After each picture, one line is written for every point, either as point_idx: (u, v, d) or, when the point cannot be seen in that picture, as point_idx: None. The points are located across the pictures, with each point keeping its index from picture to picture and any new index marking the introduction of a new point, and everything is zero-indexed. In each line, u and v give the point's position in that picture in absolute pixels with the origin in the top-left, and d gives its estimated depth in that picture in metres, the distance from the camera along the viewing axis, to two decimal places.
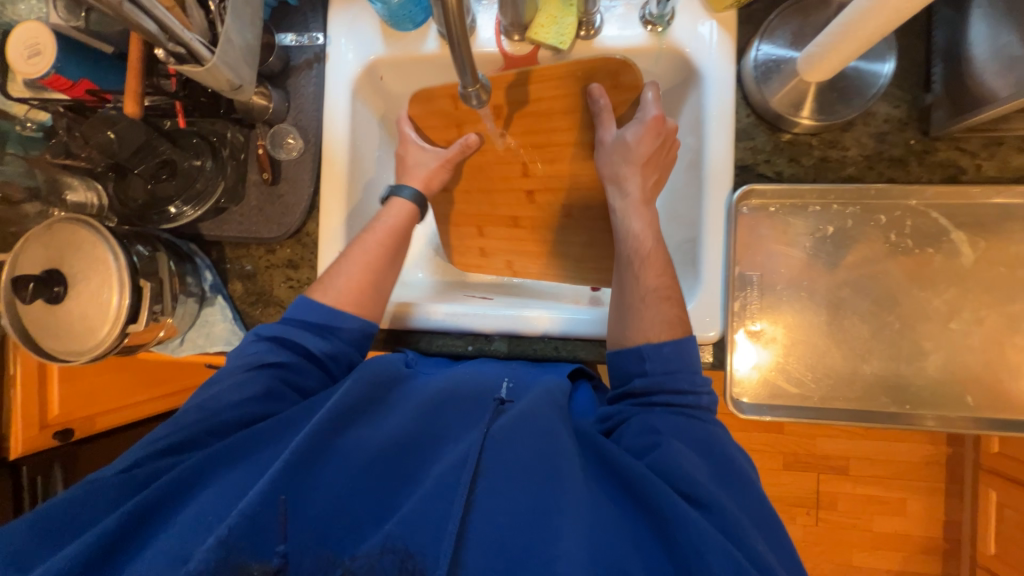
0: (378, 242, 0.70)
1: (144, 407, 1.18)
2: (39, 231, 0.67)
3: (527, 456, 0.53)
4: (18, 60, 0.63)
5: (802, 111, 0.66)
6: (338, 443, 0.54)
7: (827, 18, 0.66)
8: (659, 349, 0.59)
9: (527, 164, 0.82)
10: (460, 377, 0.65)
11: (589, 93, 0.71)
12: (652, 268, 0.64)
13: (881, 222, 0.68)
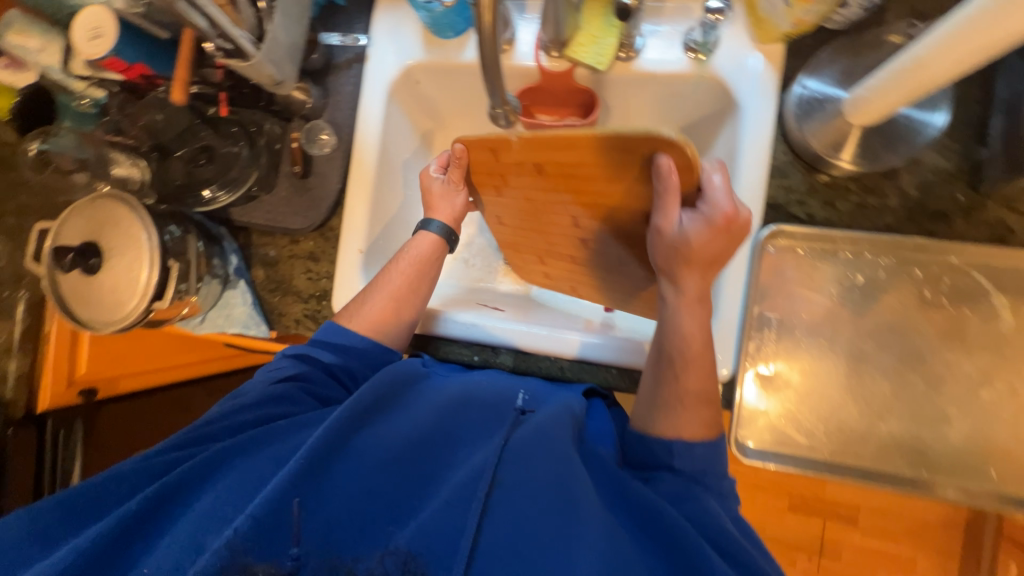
0: (405, 276, 0.72)
1: (164, 376, 1.21)
2: (84, 204, 0.71)
3: (544, 479, 0.53)
4: (81, 41, 0.67)
5: (842, 154, 0.64)
6: (354, 443, 0.55)
7: (881, 59, 0.63)
8: (690, 449, 0.58)
9: (576, 217, 0.72)
10: (479, 386, 0.65)
11: (657, 168, 0.56)
12: (695, 373, 0.60)
13: (916, 276, 0.64)
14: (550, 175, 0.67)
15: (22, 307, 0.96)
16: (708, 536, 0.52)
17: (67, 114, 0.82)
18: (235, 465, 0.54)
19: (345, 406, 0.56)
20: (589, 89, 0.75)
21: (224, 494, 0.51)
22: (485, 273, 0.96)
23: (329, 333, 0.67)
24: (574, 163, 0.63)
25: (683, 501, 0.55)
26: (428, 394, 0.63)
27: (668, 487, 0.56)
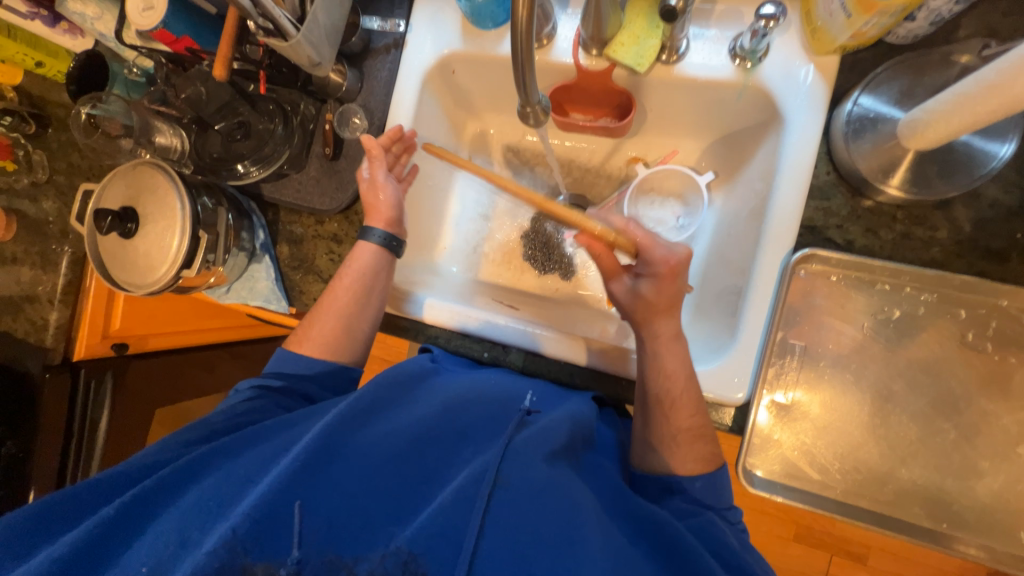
0: (346, 292, 0.73)
1: (191, 338, 1.30)
2: (127, 169, 0.74)
3: (541, 480, 0.53)
4: (134, 12, 0.69)
5: (892, 179, 0.59)
6: (355, 440, 0.56)
7: (946, 81, 0.58)
8: (690, 483, 0.61)
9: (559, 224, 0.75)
10: (481, 387, 0.66)
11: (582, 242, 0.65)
12: (683, 410, 0.62)
13: (959, 317, 0.60)
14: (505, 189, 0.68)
15: (65, 263, 1.02)
16: (711, 547, 0.55)
17: (115, 82, 0.88)
18: (240, 455, 0.57)
19: (347, 403, 0.58)
20: (626, 90, 0.74)
21: (227, 485, 0.53)
22: (503, 269, 0.96)
23: (282, 359, 0.72)
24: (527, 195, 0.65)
25: (692, 516, 0.58)
26: (429, 394, 0.64)
27: (679, 506, 0.59)
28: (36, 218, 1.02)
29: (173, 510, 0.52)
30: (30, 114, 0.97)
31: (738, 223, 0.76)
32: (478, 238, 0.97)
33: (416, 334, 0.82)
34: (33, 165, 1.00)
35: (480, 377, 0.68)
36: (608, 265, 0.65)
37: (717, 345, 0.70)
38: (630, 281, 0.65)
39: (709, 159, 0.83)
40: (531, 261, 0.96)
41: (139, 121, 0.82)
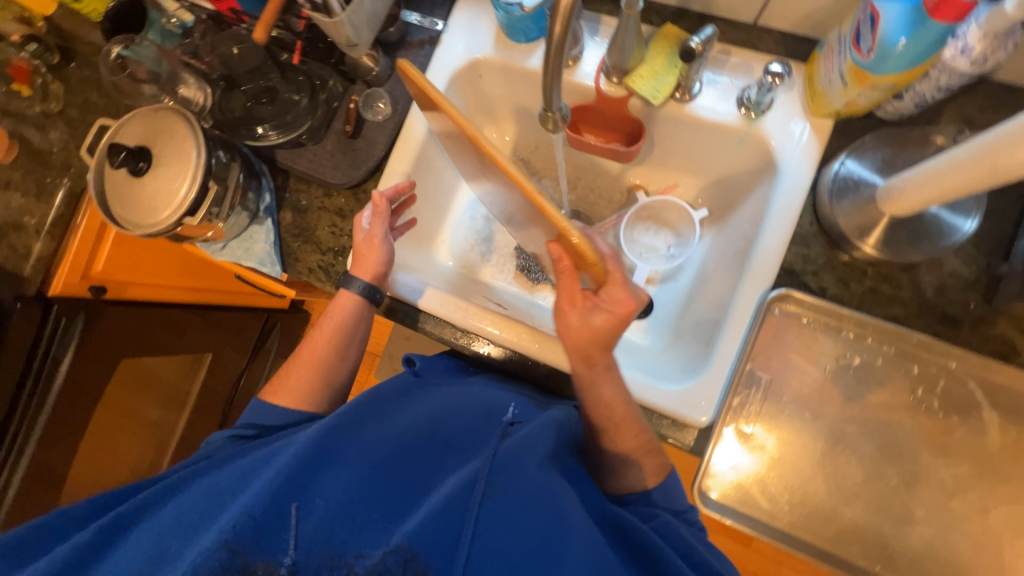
0: (329, 340, 0.78)
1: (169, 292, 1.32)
2: (148, 111, 0.74)
3: (529, 487, 0.55)
4: None
5: (868, 238, 0.65)
6: (347, 451, 0.57)
7: (924, 157, 0.64)
8: (647, 496, 0.65)
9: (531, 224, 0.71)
10: (467, 405, 0.69)
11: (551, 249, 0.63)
12: (629, 430, 0.66)
13: (912, 372, 0.65)
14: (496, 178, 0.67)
15: (62, 196, 1.01)
16: (676, 547, 0.57)
17: (151, 29, 0.86)
18: (235, 466, 0.60)
19: (336, 415, 0.61)
20: (639, 119, 0.79)
21: (223, 494, 0.55)
22: (496, 271, 1.00)
23: (257, 410, 0.74)
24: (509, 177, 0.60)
25: (653, 518, 0.61)
26: (419, 409, 0.67)
27: (640, 511, 0.63)
28: (40, 147, 1.02)
29: (166, 519, 0.54)
30: (55, 46, 1.00)
31: (723, 261, 0.81)
32: (477, 239, 1.01)
33: (403, 319, 0.85)
34: (49, 96, 1.01)
35: (466, 394, 0.72)
36: (570, 284, 0.64)
37: (690, 368, 0.73)
38: (586, 309, 0.63)
39: (704, 197, 0.89)
40: (521, 269, 1.00)
41: (161, 66, 0.87)
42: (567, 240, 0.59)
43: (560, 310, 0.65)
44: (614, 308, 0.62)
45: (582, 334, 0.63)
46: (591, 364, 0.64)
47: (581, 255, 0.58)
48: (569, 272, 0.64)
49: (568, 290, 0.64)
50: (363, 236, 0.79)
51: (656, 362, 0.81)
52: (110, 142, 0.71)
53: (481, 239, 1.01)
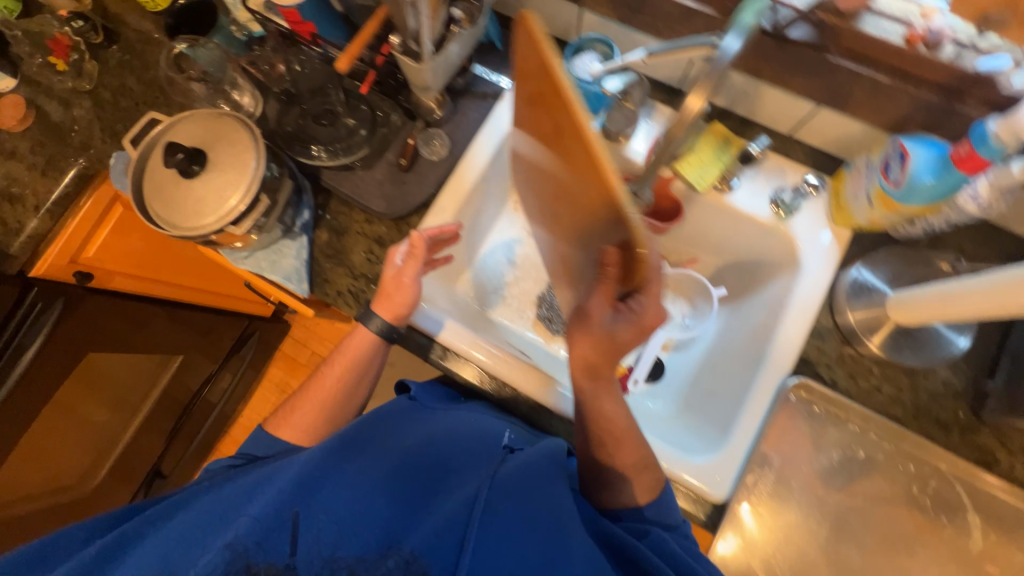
0: (337, 377, 0.81)
1: (154, 287, 1.25)
2: (208, 114, 0.72)
3: (529, 506, 0.57)
4: None
5: (874, 338, 0.73)
6: (350, 463, 0.59)
7: (929, 276, 0.72)
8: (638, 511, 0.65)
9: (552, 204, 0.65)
10: (466, 428, 0.72)
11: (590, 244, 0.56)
12: (636, 476, 0.66)
13: (908, 470, 0.70)
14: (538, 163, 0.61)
15: (71, 175, 0.95)
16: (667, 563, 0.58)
17: (218, 33, 0.88)
18: (236, 480, 0.61)
19: (339, 432, 0.64)
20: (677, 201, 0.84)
21: (224, 505, 0.56)
22: (516, 314, 1.02)
23: (255, 441, 0.77)
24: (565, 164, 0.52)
25: (644, 535, 0.61)
26: (423, 432, 0.69)
27: (633, 528, 0.63)
28: (58, 122, 0.96)
29: (162, 534, 0.55)
30: (101, 26, 0.97)
31: (736, 339, 0.87)
32: (502, 282, 1.04)
33: (430, 357, 0.85)
34: (82, 73, 0.96)
35: (462, 418, 0.75)
36: (605, 292, 0.59)
37: (707, 440, 0.76)
38: (607, 314, 0.61)
39: (723, 276, 0.94)
40: (544, 318, 1.01)
41: (217, 68, 0.87)
42: (626, 251, 0.52)
43: (586, 311, 0.61)
44: (638, 322, 0.61)
45: (605, 344, 0.62)
46: (596, 377, 0.66)
47: (636, 266, 0.52)
48: (610, 281, 0.57)
49: (601, 296, 0.59)
50: (393, 271, 0.79)
51: (671, 430, 0.84)
52: (166, 141, 0.69)
53: (505, 283, 1.03)
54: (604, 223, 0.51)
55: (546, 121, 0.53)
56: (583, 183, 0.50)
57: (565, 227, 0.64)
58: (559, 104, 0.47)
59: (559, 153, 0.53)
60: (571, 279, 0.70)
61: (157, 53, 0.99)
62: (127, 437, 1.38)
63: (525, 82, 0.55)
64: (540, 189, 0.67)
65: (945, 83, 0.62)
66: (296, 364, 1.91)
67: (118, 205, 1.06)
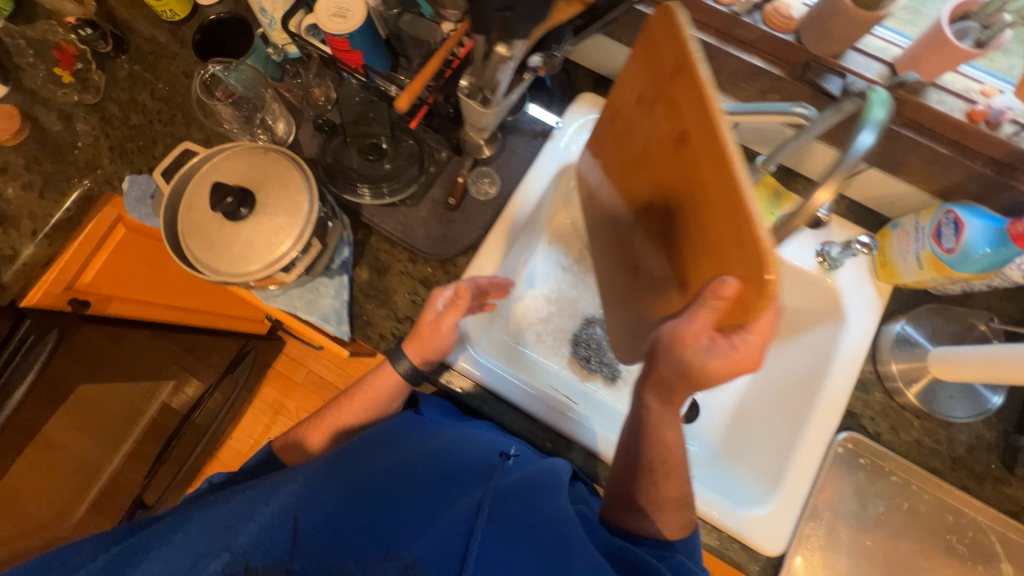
0: (355, 414, 0.80)
1: (151, 310, 1.12)
2: (257, 151, 0.67)
3: (532, 512, 0.58)
4: (325, 16, 0.72)
5: (912, 387, 0.76)
6: (353, 472, 0.60)
7: (967, 333, 0.76)
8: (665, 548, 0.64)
9: (660, 202, 0.64)
10: (471, 437, 0.70)
11: (711, 235, 0.53)
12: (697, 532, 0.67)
13: (947, 520, 0.73)
14: (657, 152, 0.62)
15: (76, 196, 0.86)
16: None
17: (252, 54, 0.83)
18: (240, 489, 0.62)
19: (344, 448, 0.65)
20: None
21: (230, 510, 0.57)
22: (551, 351, 1.00)
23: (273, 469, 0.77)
24: (697, 149, 0.52)
25: (665, 557, 0.63)
26: (425, 442, 0.67)
27: (655, 550, 0.64)
28: (58, 137, 0.87)
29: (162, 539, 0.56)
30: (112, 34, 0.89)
31: (773, 385, 0.87)
32: (536, 318, 1.02)
33: (479, 407, 0.82)
34: (89, 85, 0.89)
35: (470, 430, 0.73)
36: (709, 321, 0.54)
37: (756, 490, 0.77)
38: (704, 342, 0.55)
39: None
40: (580, 356, 1.00)
41: (252, 90, 0.83)
42: (750, 285, 0.49)
43: (678, 334, 0.55)
44: (733, 360, 0.53)
45: (691, 372, 0.55)
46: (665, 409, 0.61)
47: (756, 302, 0.49)
48: (718, 313, 0.53)
49: (702, 322, 0.54)
50: (434, 313, 0.75)
51: (714, 477, 0.84)
52: (213, 181, 0.63)
53: (539, 320, 1.01)
54: (727, 249, 0.51)
55: (677, 144, 0.56)
56: (711, 207, 0.52)
57: (676, 244, 0.62)
58: (699, 127, 0.50)
59: (687, 175, 0.56)
60: (668, 291, 0.68)
61: (173, 65, 0.91)
62: (112, 467, 1.24)
63: (658, 106, 0.59)
64: (650, 201, 0.67)
65: (1000, 159, 0.65)
66: (289, 382, 1.82)
67: (120, 227, 0.93)
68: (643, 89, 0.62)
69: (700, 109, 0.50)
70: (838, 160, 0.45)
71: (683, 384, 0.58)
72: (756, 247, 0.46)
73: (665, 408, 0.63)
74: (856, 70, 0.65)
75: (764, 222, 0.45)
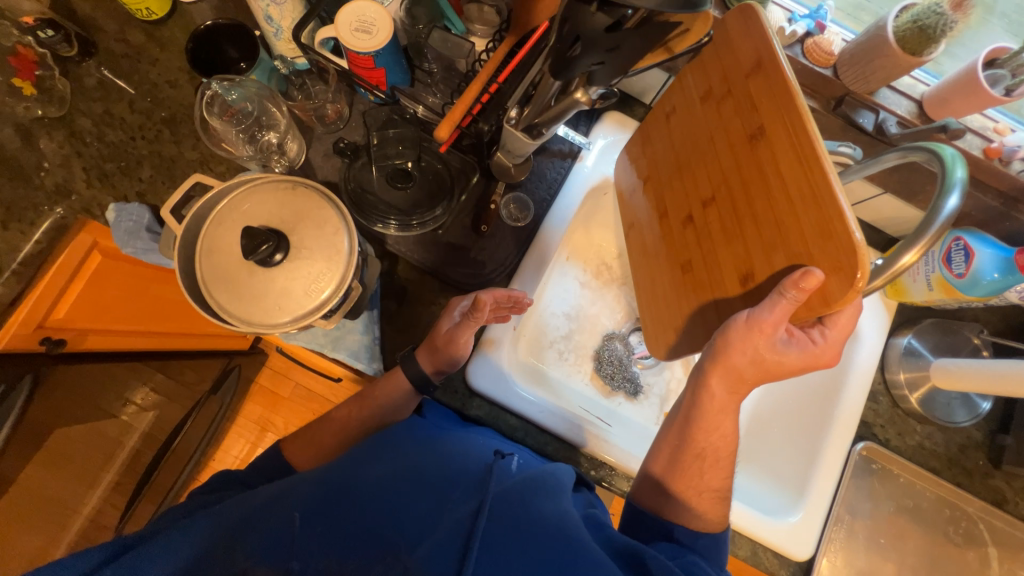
0: (360, 424, 0.71)
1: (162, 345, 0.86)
2: (284, 187, 0.61)
3: (539, 511, 0.48)
4: (346, 32, 0.64)
5: (914, 394, 0.83)
6: (350, 472, 0.51)
7: (963, 345, 0.83)
8: (695, 539, 0.58)
9: (710, 200, 0.64)
10: (473, 438, 0.62)
11: (781, 226, 0.53)
12: None
13: (945, 514, 0.81)
14: (717, 145, 0.61)
15: (43, 227, 0.69)
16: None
17: None
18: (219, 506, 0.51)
19: (346, 453, 0.55)
20: None
21: (230, 520, 0.48)
22: (574, 368, 1.00)
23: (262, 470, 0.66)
24: (776, 142, 0.52)
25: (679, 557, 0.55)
26: (423, 446, 0.56)
27: (671, 548, 0.56)
28: (17, 158, 0.74)
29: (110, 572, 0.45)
30: (76, 35, 0.78)
31: (787, 394, 0.91)
32: (558, 335, 1.00)
33: (522, 438, 0.81)
34: (52, 97, 0.77)
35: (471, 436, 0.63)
36: (788, 312, 0.51)
37: (782, 499, 0.82)
38: (779, 336, 0.54)
39: None
40: (603, 372, 1.00)
41: (256, 105, 0.77)
42: (835, 278, 0.48)
43: (753, 324, 0.53)
44: (812, 353, 0.54)
45: (766, 365, 0.55)
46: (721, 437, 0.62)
47: (841, 295, 0.48)
48: (796, 305, 0.51)
49: (781, 314, 0.52)
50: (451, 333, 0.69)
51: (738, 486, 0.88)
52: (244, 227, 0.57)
53: (561, 337, 1.00)
54: (806, 243, 0.50)
55: (748, 143, 0.56)
56: (787, 201, 0.52)
57: (734, 244, 0.60)
58: (784, 122, 0.51)
59: (755, 172, 0.56)
60: (718, 296, 0.64)
61: (153, 72, 0.82)
62: (94, 501, 0.77)
63: (725, 104, 0.60)
64: (702, 200, 0.65)
65: (1008, 191, 0.70)
66: None
67: (96, 255, 0.73)
68: (709, 86, 0.62)
69: (784, 105, 0.51)
70: (922, 225, 0.47)
71: (753, 376, 0.57)
72: (845, 236, 0.46)
73: (730, 397, 0.59)
74: (889, 106, 0.67)
75: (852, 215, 0.46)
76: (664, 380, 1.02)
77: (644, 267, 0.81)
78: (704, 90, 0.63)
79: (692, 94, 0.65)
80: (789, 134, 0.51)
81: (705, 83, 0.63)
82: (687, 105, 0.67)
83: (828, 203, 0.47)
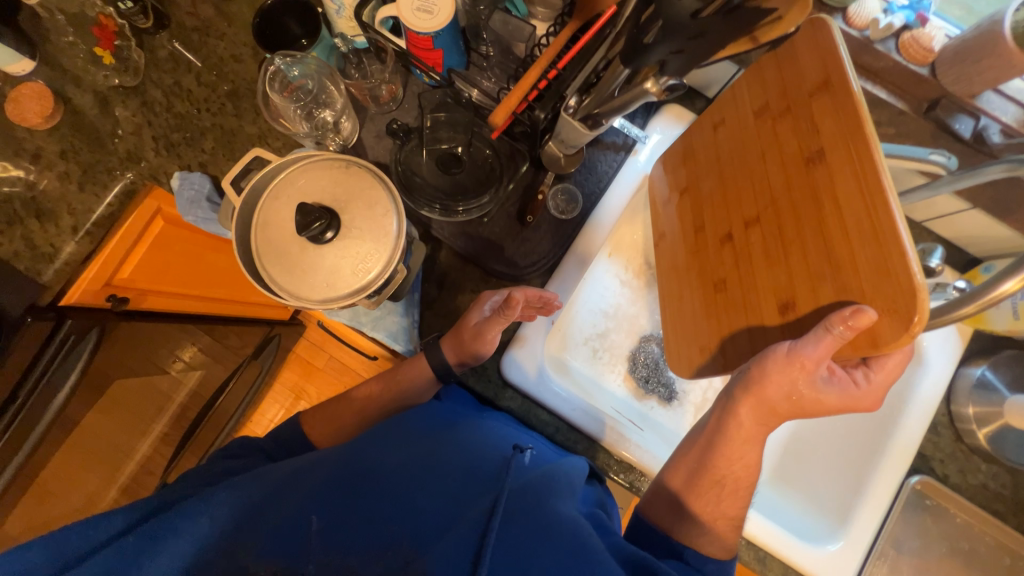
0: (382, 404, 0.71)
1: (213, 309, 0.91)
2: (340, 166, 0.62)
3: (551, 513, 0.46)
4: (409, 12, 0.62)
5: (982, 428, 0.75)
6: (369, 458, 0.50)
7: None
8: (704, 565, 0.53)
9: (753, 220, 0.59)
10: (491, 429, 0.60)
11: (832, 257, 0.49)
12: None
13: (1005, 562, 0.75)
14: (768, 163, 0.57)
15: (117, 189, 0.72)
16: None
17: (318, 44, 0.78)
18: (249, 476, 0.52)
19: (365, 437, 0.55)
20: None
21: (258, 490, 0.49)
22: (606, 368, 0.97)
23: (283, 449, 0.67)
24: (835, 167, 0.48)
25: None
26: (443, 435, 0.55)
27: (681, 568, 0.52)
28: (96, 124, 0.76)
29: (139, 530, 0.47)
30: (152, 8, 0.81)
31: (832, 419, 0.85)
32: (593, 333, 0.98)
33: (552, 434, 0.81)
34: (128, 67, 0.81)
35: (491, 427, 0.61)
36: (832, 350, 0.47)
37: (817, 526, 0.78)
38: (821, 374, 0.50)
39: None
40: (637, 374, 0.98)
41: (316, 83, 0.77)
42: (888, 319, 0.44)
43: (794, 358, 0.49)
44: (852, 396, 0.51)
45: (803, 403, 0.51)
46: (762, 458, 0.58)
47: (894, 338, 0.44)
48: (843, 342, 0.46)
49: (826, 350, 0.47)
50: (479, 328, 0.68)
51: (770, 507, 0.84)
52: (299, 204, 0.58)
53: (597, 334, 0.98)
54: (858, 279, 0.46)
55: (803, 165, 0.52)
56: (841, 232, 0.48)
57: (776, 269, 0.55)
58: (848, 147, 0.47)
59: (808, 197, 0.51)
60: (753, 322, 0.59)
61: (220, 47, 0.85)
62: (145, 449, 0.79)
63: (783, 122, 0.55)
64: (743, 219, 0.60)
65: None
66: None
67: (159, 220, 0.78)
68: (766, 99, 0.58)
69: (850, 128, 0.47)
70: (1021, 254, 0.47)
71: (787, 412, 0.53)
72: (906, 275, 0.42)
73: (758, 430, 0.55)
74: (993, 112, 0.61)
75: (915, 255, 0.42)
76: (699, 389, 0.98)
77: (668, 281, 0.76)
78: (760, 102, 0.58)
79: (746, 105, 0.61)
80: (852, 160, 0.47)
81: (762, 95, 0.58)
82: (739, 116, 0.62)
83: (891, 240, 0.43)
